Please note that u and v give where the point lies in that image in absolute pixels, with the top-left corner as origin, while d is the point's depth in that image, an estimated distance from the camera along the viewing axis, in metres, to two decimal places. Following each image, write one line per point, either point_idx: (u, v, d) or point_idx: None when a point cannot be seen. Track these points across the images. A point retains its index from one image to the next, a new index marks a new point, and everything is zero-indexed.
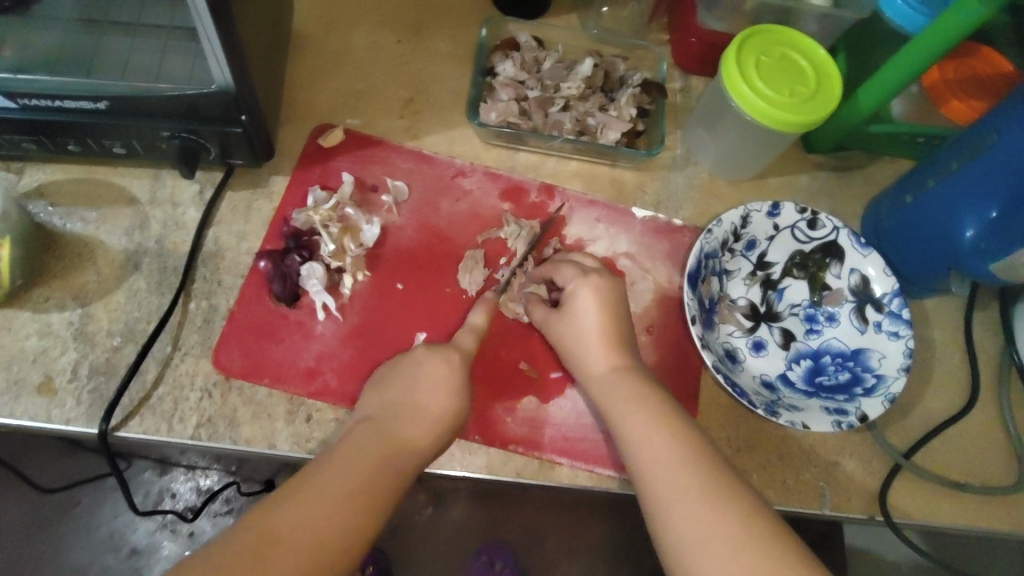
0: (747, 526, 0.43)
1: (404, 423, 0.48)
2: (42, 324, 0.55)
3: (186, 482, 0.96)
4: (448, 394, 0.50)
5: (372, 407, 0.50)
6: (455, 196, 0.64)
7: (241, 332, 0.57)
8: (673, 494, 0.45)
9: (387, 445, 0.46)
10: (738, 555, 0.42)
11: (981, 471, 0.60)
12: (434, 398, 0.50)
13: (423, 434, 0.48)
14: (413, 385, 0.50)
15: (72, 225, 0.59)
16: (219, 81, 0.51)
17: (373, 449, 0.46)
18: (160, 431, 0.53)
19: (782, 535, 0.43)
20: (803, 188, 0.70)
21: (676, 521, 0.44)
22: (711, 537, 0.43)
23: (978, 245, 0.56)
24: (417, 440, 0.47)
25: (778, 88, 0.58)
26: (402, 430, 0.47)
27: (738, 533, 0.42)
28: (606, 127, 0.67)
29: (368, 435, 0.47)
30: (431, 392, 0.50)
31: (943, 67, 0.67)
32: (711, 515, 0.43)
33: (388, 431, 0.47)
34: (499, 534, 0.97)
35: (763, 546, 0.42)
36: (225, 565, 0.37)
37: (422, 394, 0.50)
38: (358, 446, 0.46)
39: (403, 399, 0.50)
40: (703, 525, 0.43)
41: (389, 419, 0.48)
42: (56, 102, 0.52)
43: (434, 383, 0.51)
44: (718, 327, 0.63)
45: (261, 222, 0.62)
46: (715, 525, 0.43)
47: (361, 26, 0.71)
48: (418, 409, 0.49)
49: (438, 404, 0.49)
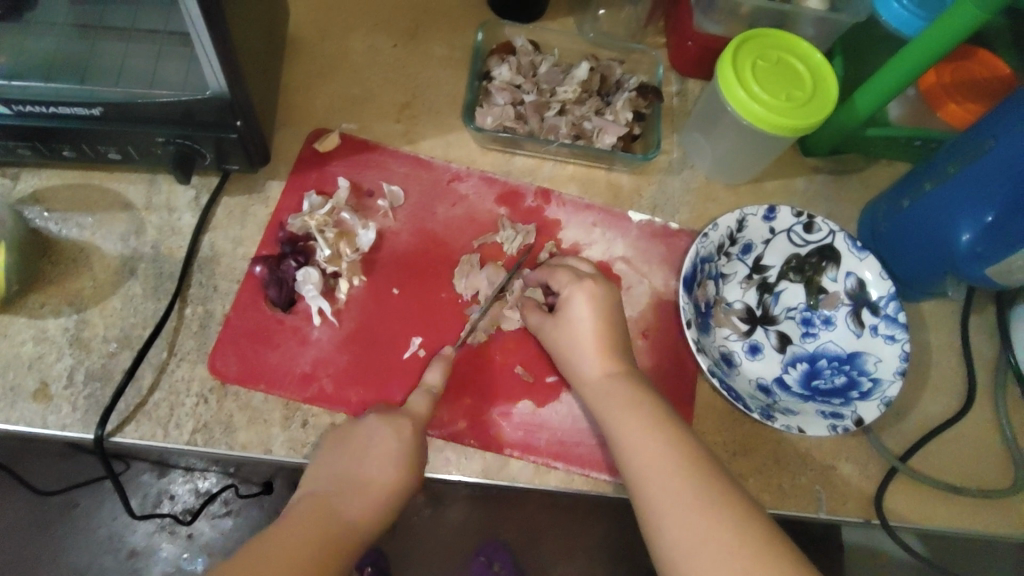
0: (742, 529, 0.43)
1: (350, 498, 0.47)
2: (37, 330, 0.55)
3: (184, 485, 0.96)
4: (398, 466, 0.49)
5: (319, 475, 0.49)
6: (451, 201, 0.64)
7: (237, 337, 0.57)
8: (668, 498, 0.45)
9: (333, 522, 0.45)
10: (734, 559, 0.42)
11: (978, 474, 0.60)
12: (384, 471, 0.49)
13: (369, 510, 0.47)
14: (363, 454, 0.50)
15: (68, 231, 0.59)
16: (213, 86, 0.51)
17: (318, 525, 0.45)
18: (156, 437, 0.53)
19: (774, 541, 0.43)
20: (800, 191, 0.70)
21: (672, 525, 0.44)
22: (707, 543, 0.43)
23: (974, 249, 0.56)
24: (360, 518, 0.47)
25: (774, 92, 0.58)
26: (348, 506, 0.47)
27: (732, 538, 0.42)
28: (602, 132, 0.66)
29: (312, 510, 0.46)
30: (382, 462, 0.49)
31: (940, 70, 0.67)
32: (706, 520, 0.43)
33: (333, 506, 0.46)
34: (497, 535, 0.97)
35: (758, 551, 0.42)
36: None
37: (373, 463, 0.49)
38: (303, 521, 0.45)
39: (352, 469, 0.49)
40: (699, 531, 0.43)
41: (336, 492, 0.47)
42: (50, 109, 0.52)
43: (385, 454, 0.49)
44: (715, 331, 0.63)
45: (257, 227, 0.62)
46: (710, 530, 0.43)
47: (358, 30, 0.71)
48: (369, 481, 0.48)
49: (389, 475, 0.49)
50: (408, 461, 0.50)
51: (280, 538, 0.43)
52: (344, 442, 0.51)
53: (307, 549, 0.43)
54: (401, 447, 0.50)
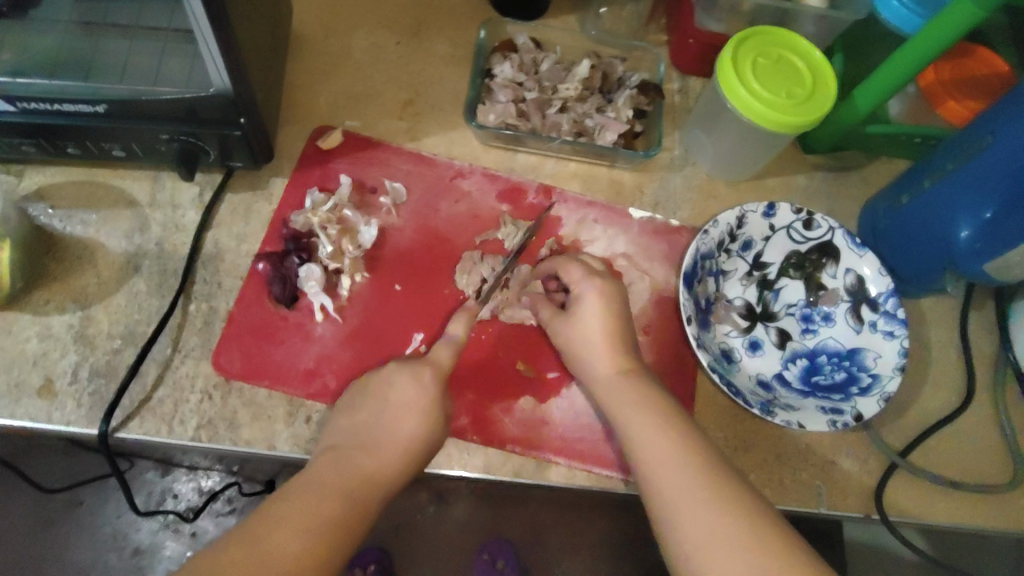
0: (752, 526, 0.43)
1: (372, 454, 0.48)
2: (43, 327, 0.56)
3: (188, 483, 0.97)
4: (419, 420, 0.50)
5: (341, 433, 0.50)
6: (454, 198, 0.65)
7: (241, 334, 0.57)
8: (679, 495, 0.45)
9: (356, 476, 0.46)
10: (746, 555, 0.42)
11: (977, 470, 0.60)
12: (407, 425, 0.50)
13: (392, 464, 0.48)
14: (385, 409, 0.51)
15: (72, 228, 0.59)
16: (216, 84, 0.51)
17: (342, 480, 0.46)
18: (160, 433, 0.53)
19: (785, 536, 0.43)
20: (801, 188, 0.71)
21: (683, 521, 0.44)
22: (717, 539, 0.43)
23: (973, 247, 0.56)
24: (384, 472, 0.48)
25: (774, 90, 0.58)
26: (371, 462, 0.48)
27: (743, 535, 0.43)
28: (604, 129, 0.67)
29: (337, 465, 0.47)
30: (403, 417, 0.50)
31: (940, 67, 0.67)
32: (717, 516, 0.44)
33: (356, 462, 0.47)
34: (501, 531, 0.98)
35: (769, 547, 0.42)
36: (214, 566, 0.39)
37: (392, 417, 0.50)
38: (328, 476, 0.46)
39: (371, 433, 0.49)
40: (711, 526, 0.43)
41: (358, 449, 0.48)
42: (55, 105, 0.53)
43: (405, 408, 0.50)
44: (715, 327, 0.63)
45: (261, 224, 0.62)
46: (721, 525, 0.43)
47: (361, 28, 0.71)
48: (390, 437, 0.49)
49: (409, 431, 0.49)
50: (426, 418, 0.50)
51: (307, 492, 0.44)
52: (365, 400, 0.52)
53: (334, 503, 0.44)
54: (421, 397, 0.51)
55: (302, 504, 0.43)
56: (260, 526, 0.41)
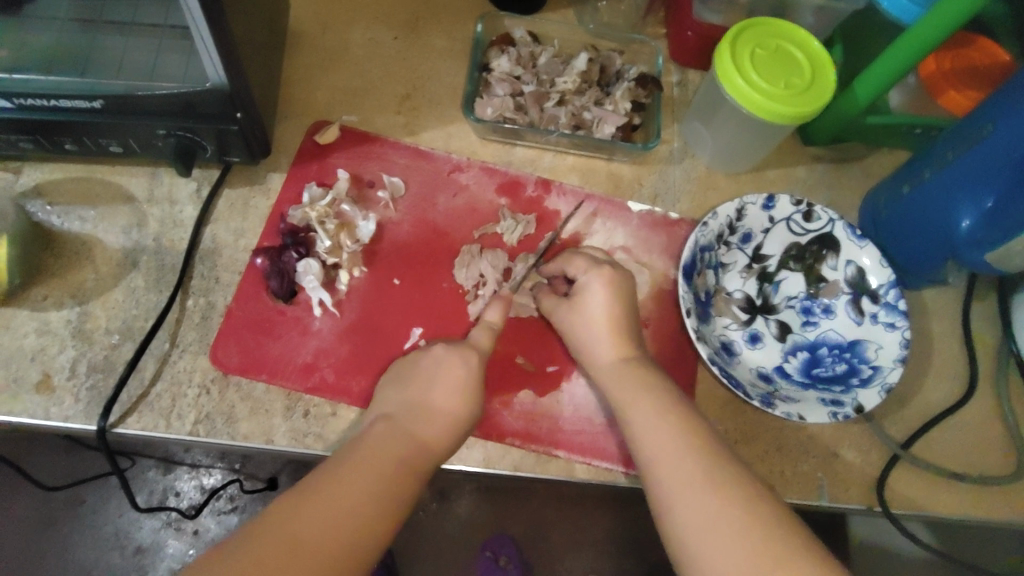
0: (754, 511, 0.43)
1: (423, 425, 0.48)
2: (40, 322, 0.56)
3: (189, 481, 0.97)
4: (465, 396, 0.50)
5: (393, 404, 0.50)
6: (452, 191, 0.64)
7: (238, 329, 0.57)
8: (679, 483, 0.45)
9: (407, 448, 0.46)
10: (747, 540, 0.41)
11: (981, 462, 0.60)
12: (452, 400, 0.49)
13: (442, 434, 0.48)
14: (432, 383, 0.50)
15: (70, 223, 0.59)
16: (212, 78, 0.51)
17: (391, 449, 0.46)
18: (158, 428, 0.53)
19: (790, 524, 0.42)
20: (801, 180, 0.70)
21: (683, 508, 0.44)
22: (718, 523, 0.42)
23: (975, 236, 0.56)
24: (433, 442, 0.47)
25: (773, 80, 0.58)
26: (421, 432, 0.47)
27: (744, 520, 0.42)
28: (601, 122, 0.66)
29: (389, 433, 0.47)
30: (436, 411, 0.49)
31: (940, 56, 0.67)
32: (718, 502, 0.43)
33: (405, 429, 0.47)
34: (505, 527, 0.97)
35: (771, 533, 0.42)
36: (296, 502, 0.40)
37: (440, 394, 0.50)
38: (378, 445, 0.46)
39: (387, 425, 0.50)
40: (712, 513, 0.43)
41: (407, 418, 0.48)
42: (52, 101, 0.53)
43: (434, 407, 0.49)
44: (715, 320, 0.63)
45: (258, 219, 0.62)
46: (722, 511, 0.43)
47: (358, 23, 0.71)
48: (437, 408, 0.49)
49: (458, 404, 0.49)
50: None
51: (356, 463, 0.44)
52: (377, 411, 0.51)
53: (386, 473, 0.44)
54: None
55: (355, 474, 0.43)
56: (311, 493, 0.41)
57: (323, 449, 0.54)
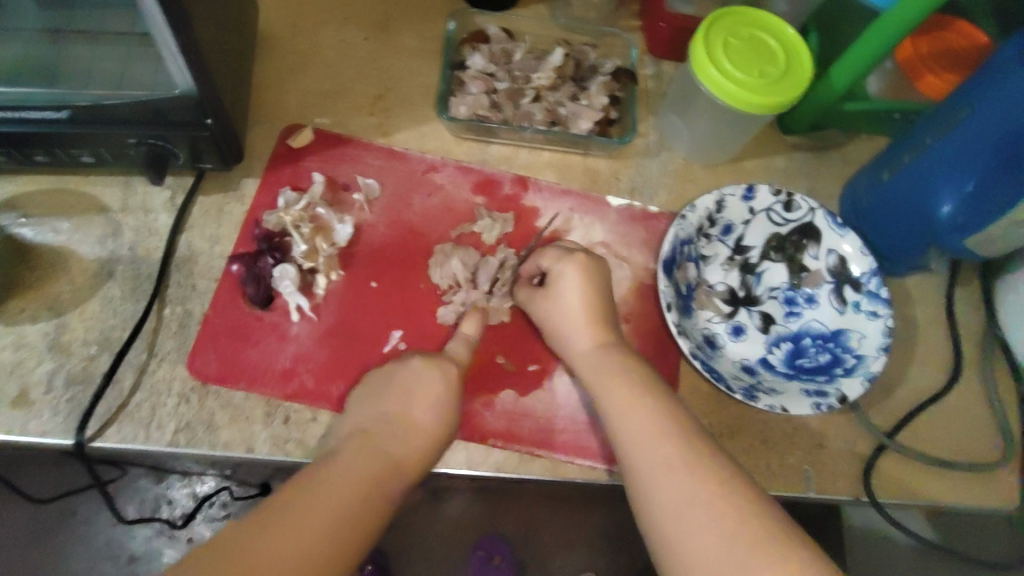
0: (726, 491, 0.43)
1: (407, 425, 0.48)
2: (16, 336, 0.55)
3: (181, 489, 0.97)
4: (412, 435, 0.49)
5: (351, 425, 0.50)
6: (427, 191, 0.64)
7: (217, 336, 0.57)
8: (655, 467, 0.45)
9: (376, 471, 0.45)
10: (718, 524, 0.41)
11: (967, 448, 0.60)
12: (424, 416, 0.49)
13: (417, 450, 0.48)
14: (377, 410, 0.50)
15: (43, 236, 0.59)
16: (180, 85, 0.51)
17: (354, 465, 0.44)
18: (138, 439, 0.53)
19: (765, 507, 0.42)
20: (780, 169, 0.70)
21: (658, 487, 0.44)
22: (690, 507, 0.42)
23: (955, 221, 0.55)
24: (428, 417, 0.49)
25: (748, 70, 0.57)
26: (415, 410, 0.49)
27: (717, 500, 0.42)
28: (577, 117, 0.66)
29: (358, 451, 0.46)
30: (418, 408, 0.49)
31: (917, 40, 0.66)
32: (689, 482, 0.43)
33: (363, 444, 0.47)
34: (496, 526, 0.97)
35: (747, 516, 0.42)
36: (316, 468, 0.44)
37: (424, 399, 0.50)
38: (340, 465, 0.44)
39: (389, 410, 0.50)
40: (684, 490, 0.43)
41: (380, 431, 0.48)
42: (17, 114, 0.52)
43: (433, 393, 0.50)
44: (697, 314, 0.63)
45: (233, 225, 0.62)
46: (694, 490, 0.43)
47: (329, 24, 0.71)
48: (406, 418, 0.49)
49: (429, 423, 0.49)
50: None
51: (321, 480, 0.42)
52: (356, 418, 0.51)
53: (357, 497, 0.42)
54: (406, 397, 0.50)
55: (318, 496, 0.41)
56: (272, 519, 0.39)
57: (304, 456, 0.54)
